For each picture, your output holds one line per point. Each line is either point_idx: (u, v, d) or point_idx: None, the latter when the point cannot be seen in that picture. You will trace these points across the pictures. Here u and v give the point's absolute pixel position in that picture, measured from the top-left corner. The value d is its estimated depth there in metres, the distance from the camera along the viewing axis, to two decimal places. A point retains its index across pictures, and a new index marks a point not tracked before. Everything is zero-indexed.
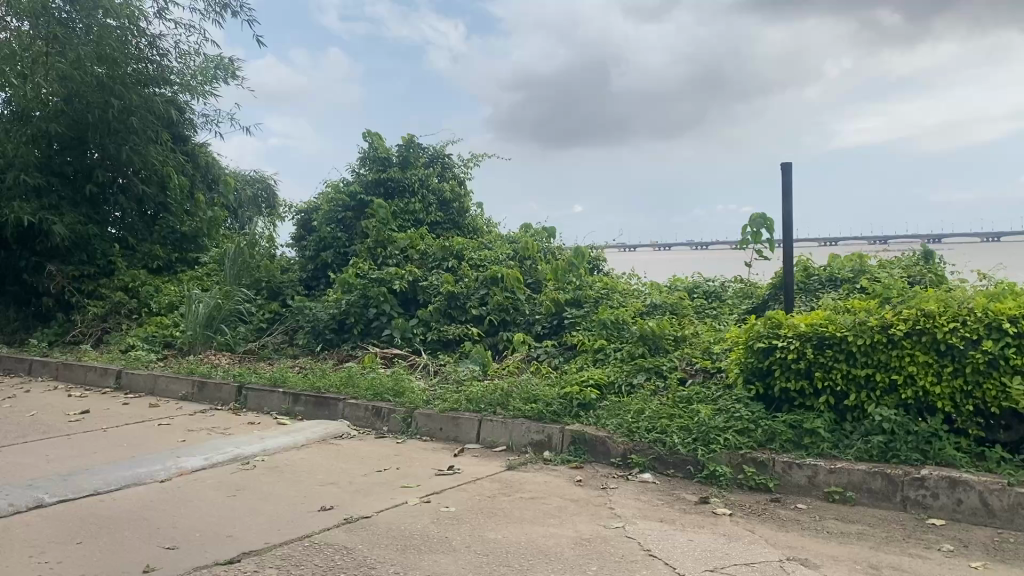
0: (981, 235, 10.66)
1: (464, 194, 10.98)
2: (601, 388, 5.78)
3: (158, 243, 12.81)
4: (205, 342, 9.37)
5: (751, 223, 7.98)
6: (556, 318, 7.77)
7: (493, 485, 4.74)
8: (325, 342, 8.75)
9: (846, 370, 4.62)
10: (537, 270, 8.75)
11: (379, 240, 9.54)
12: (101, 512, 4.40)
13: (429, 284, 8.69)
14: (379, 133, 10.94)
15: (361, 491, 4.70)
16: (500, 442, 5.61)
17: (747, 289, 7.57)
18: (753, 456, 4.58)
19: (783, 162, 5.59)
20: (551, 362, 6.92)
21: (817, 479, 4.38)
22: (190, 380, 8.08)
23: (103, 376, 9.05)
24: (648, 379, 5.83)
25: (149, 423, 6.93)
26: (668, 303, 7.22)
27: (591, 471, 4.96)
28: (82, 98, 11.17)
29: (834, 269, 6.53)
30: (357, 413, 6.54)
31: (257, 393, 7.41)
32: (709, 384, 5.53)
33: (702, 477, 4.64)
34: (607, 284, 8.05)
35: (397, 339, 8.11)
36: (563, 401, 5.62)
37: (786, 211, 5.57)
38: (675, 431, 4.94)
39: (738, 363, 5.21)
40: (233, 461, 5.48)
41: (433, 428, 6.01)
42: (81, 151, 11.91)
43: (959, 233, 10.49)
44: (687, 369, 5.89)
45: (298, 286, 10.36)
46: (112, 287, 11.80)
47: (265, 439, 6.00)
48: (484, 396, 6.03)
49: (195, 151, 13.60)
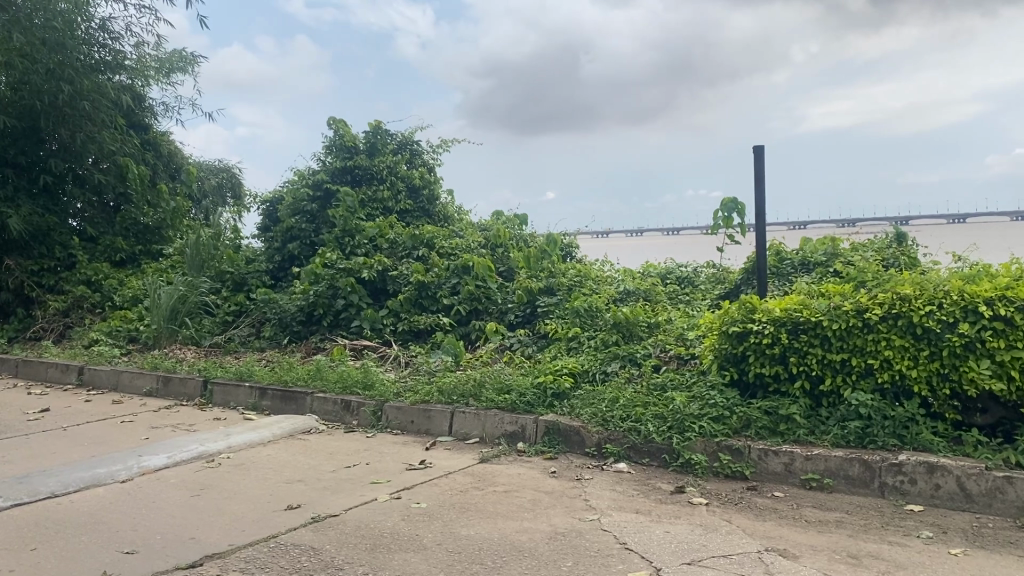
0: (948, 216, 10.70)
1: (433, 182, 10.84)
2: (575, 377, 5.67)
3: (121, 235, 12.54)
4: (170, 336, 9.20)
5: (724, 209, 7.91)
6: (528, 307, 7.65)
7: (466, 479, 4.63)
8: (293, 335, 8.58)
9: (821, 355, 4.54)
10: (509, 257, 8.62)
11: (347, 229, 9.37)
12: (58, 516, 4.23)
13: (398, 274, 8.54)
14: (345, 121, 10.73)
15: (329, 488, 4.57)
16: (473, 434, 5.51)
17: (720, 274, 7.51)
18: (729, 444, 4.50)
19: (755, 144, 5.49)
20: (524, 351, 6.82)
21: (793, 466, 4.32)
22: (154, 375, 7.88)
23: (65, 372, 8.81)
24: (622, 367, 5.72)
25: (111, 420, 6.73)
26: (641, 290, 7.13)
27: (565, 463, 4.87)
28: (30, 85, 10.91)
29: (807, 253, 6.47)
30: (326, 407, 6.41)
31: (222, 388, 7.24)
32: (684, 371, 5.43)
33: (677, 466, 4.57)
34: (580, 272, 7.94)
35: (366, 330, 7.95)
36: (537, 391, 5.51)
37: (759, 193, 5.48)
38: (650, 419, 4.85)
39: (712, 349, 5.11)
40: (197, 459, 5.32)
41: (404, 421, 5.89)
42: (36, 141, 11.64)
43: (927, 215, 10.52)
44: (661, 357, 5.78)
45: (264, 276, 10.15)
46: (74, 281, 11.53)
47: (231, 435, 5.84)
48: (455, 387, 5.91)
49: (157, 140, 13.41)
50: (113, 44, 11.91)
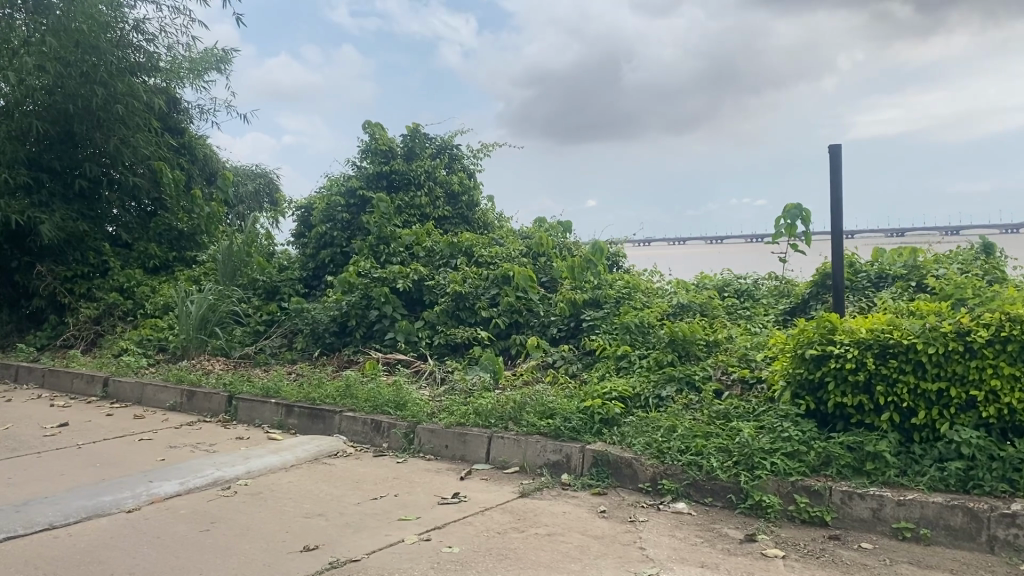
0: (1002, 227, 9.92)
1: (474, 187, 10.39)
2: (626, 402, 5.09)
3: (155, 241, 12.29)
4: (199, 346, 8.86)
5: (787, 215, 7.32)
6: (572, 320, 7.11)
7: (504, 517, 4.12)
8: (324, 346, 8.16)
9: (914, 383, 3.96)
10: (552, 267, 8.09)
11: (382, 236, 8.92)
12: (51, 554, 3.80)
13: (435, 284, 8.06)
14: (381, 124, 10.32)
15: (351, 526, 4.09)
16: (512, 462, 4.99)
17: (784, 287, 6.89)
18: (807, 484, 3.93)
19: (831, 143, 4.89)
20: (568, 369, 6.29)
21: (883, 512, 3.73)
22: (178, 389, 7.50)
23: (90, 384, 8.50)
24: (679, 391, 5.12)
25: (129, 438, 6.34)
26: (696, 303, 6.48)
27: (615, 500, 4.33)
28: (64, 89, 10.79)
29: (885, 264, 5.82)
30: (354, 427, 5.93)
31: (248, 404, 6.81)
32: (749, 398, 4.82)
33: (745, 508, 4.01)
34: (629, 283, 7.34)
35: (401, 342, 7.52)
36: (583, 416, 4.97)
37: (835, 198, 4.89)
38: (713, 452, 4.30)
39: (784, 374, 4.53)
40: (212, 486, 4.87)
41: (437, 445, 5.39)
42: (71, 146, 11.47)
43: (979, 226, 9.79)
44: (722, 380, 5.17)
45: (297, 285, 9.74)
46: (107, 288, 11.29)
47: (251, 458, 5.40)
48: (493, 410, 5.40)
49: (192, 144, 13.28)
50: (148, 47, 11.82)
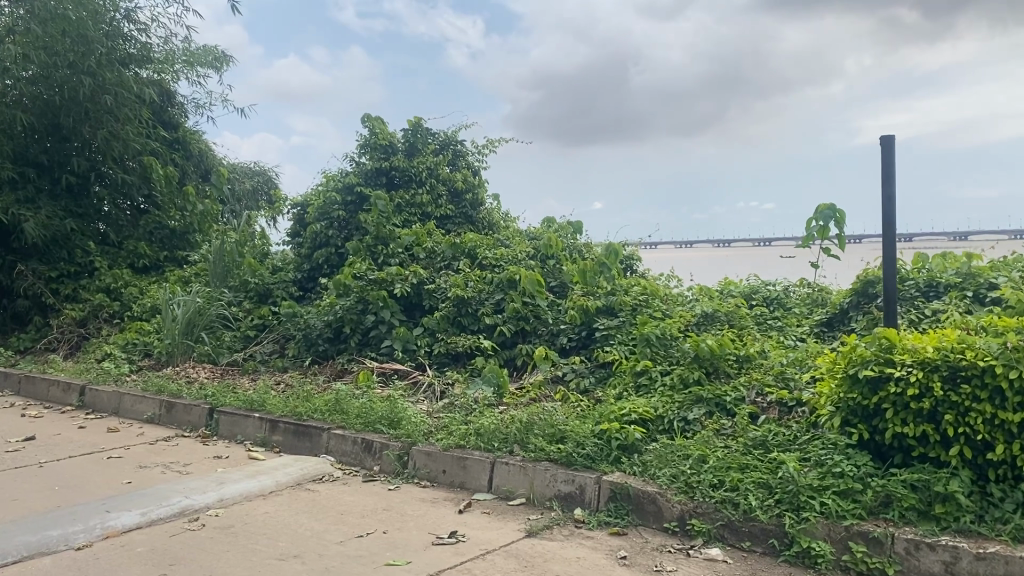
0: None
1: (479, 184, 9.83)
2: (647, 425, 4.51)
3: (144, 239, 11.78)
4: (185, 352, 8.29)
5: (819, 216, 6.74)
6: (584, 329, 6.51)
7: (509, 563, 3.54)
8: (317, 354, 7.59)
9: (991, 413, 3.36)
10: (561, 271, 7.51)
11: (379, 236, 8.37)
12: None
13: (435, 288, 7.50)
14: (380, 118, 9.75)
15: (331, 572, 3.50)
16: (518, 493, 4.42)
17: (817, 295, 6.30)
18: (863, 529, 3.35)
19: (884, 135, 4.28)
20: (579, 384, 5.72)
21: (957, 567, 3.14)
22: (157, 400, 6.94)
23: (66, 392, 7.94)
24: (708, 414, 4.52)
25: (97, 455, 5.77)
26: (723, 313, 5.87)
27: (637, 543, 3.75)
28: (50, 79, 10.28)
29: (935, 272, 5.22)
30: (343, 447, 5.36)
31: (229, 418, 6.25)
32: (789, 423, 4.23)
33: (790, 556, 3.43)
34: (646, 288, 6.72)
35: (398, 351, 6.95)
36: (599, 443, 4.39)
37: (887, 197, 4.29)
38: (750, 488, 3.73)
39: (832, 399, 3.93)
40: (178, 517, 4.30)
41: (434, 470, 4.82)
42: (60, 139, 10.93)
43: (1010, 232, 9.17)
44: (758, 402, 4.55)
45: (290, 287, 9.19)
46: (93, 289, 10.75)
47: (226, 482, 4.83)
48: (497, 431, 4.83)
49: (187, 138, 12.83)
50: (140, 37, 11.28)
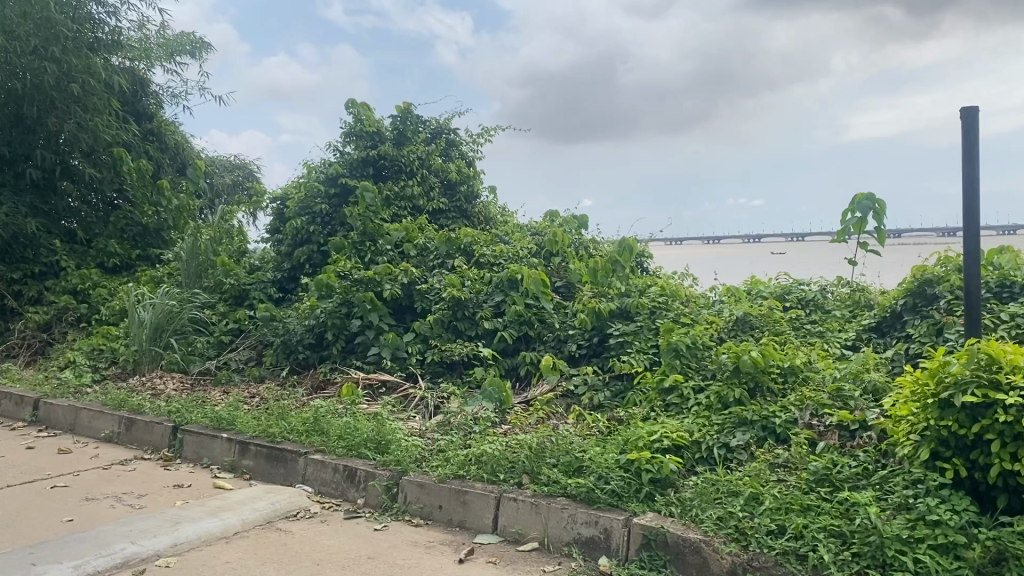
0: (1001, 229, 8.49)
1: (474, 175, 9.11)
2: (682, 453, 3.80)
3: (115, 237, 10.95)
4: (153, 360, 7.52)
5: (857, 207, 6.05)
6: (596, 335, 5.79)
7: None
8: (296, 363, 6.85)
9: None
10: (568, 269, 6.80)
11: (366, 233, 7.63)
12: None
13: (428, 288, 6.75)
14: (366, 104, 9.00)
15: None
16: (530, 535, 3.70)
17: (857, 296, 5.61)
18: None
19: (967, 106, 3.57)
20: (593, 399, 5.01)
21: None
22: (116, 416, 6.19)
23: (20, 406, 7.17)
24: (756, 441, 3.81)
25: (39, 483, 5.00)
26: (758, 317, 5.16)
27: None
28: (12, 65, 9.39)
29: (1008, 269, 4.54)
30: (323, 475, 4.63)
31: (195, 438, 5.51)
32: (855, 453, 3.54)
33: None
34: (665, 288, 6.01)
35: (386, 359, 6.21)
36: (626, 476, 3.67)
37: (971, 181, 3.56)
38: (819, 537, 3.01)
39: (915, 425, 3.22)
40: (120, 569, 3.56)
41: (429, 506, 4.10)
42: (24, 130, 10.05)
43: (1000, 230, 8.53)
44: (813, 426, 3.85)
45: (269, 288, 8.44)
46: (58, 291, 9.95)
47: (184, 521, 4.08)
48: (502, 458, 4.10)
49: (162, 129, 12.05)
50: (110, 20, 10.51)
